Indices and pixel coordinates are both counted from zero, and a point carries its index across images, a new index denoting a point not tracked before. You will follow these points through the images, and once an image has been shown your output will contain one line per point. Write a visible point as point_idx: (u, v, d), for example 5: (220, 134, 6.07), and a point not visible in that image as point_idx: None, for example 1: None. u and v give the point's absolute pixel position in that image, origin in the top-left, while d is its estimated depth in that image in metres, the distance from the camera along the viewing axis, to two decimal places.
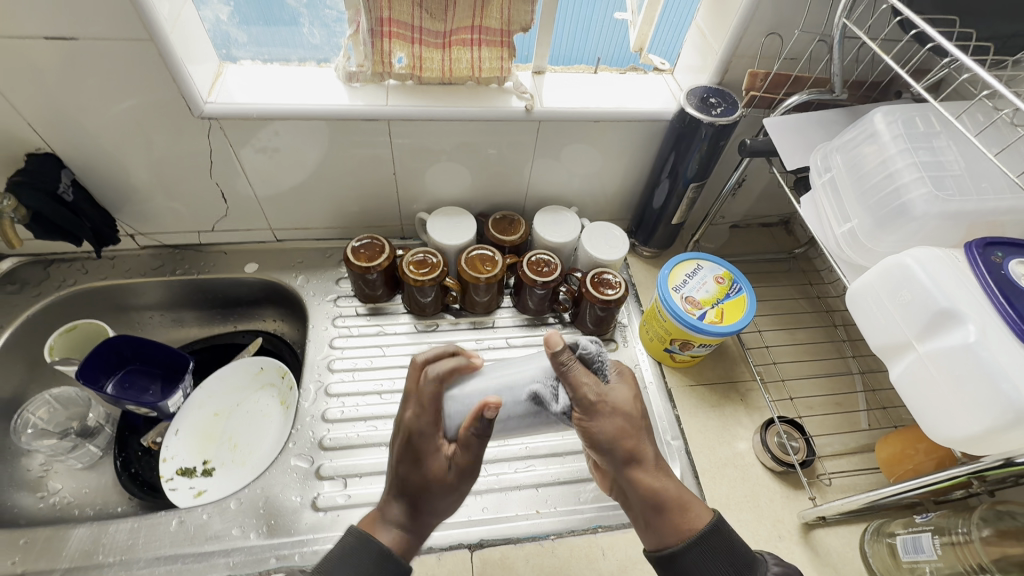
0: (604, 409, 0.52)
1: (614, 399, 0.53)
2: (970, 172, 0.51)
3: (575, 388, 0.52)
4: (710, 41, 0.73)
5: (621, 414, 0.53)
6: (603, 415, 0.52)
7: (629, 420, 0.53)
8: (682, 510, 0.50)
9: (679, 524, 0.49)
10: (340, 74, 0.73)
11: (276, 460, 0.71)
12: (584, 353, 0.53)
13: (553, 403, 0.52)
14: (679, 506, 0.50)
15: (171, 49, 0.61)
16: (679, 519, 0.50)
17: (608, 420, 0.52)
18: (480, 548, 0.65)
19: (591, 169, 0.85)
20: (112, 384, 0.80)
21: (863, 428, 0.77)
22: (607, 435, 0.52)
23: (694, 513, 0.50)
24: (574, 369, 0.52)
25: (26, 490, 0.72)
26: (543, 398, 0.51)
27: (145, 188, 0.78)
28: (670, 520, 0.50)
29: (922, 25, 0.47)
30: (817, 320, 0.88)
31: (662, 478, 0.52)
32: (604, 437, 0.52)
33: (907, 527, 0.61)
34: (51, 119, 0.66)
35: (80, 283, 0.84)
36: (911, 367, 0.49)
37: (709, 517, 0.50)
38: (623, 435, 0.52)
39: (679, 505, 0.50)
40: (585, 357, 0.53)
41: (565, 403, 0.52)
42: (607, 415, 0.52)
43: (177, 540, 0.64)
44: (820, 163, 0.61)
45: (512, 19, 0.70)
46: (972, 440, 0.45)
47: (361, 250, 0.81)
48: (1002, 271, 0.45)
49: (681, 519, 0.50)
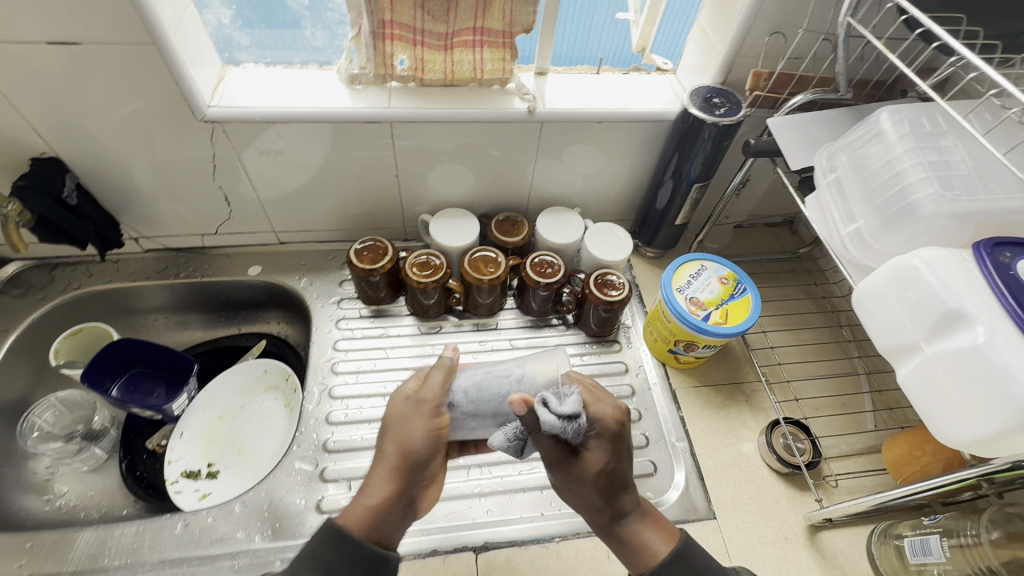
0: (573, 471, 0.49)
1: (585, 463, 0.48)
2: (977, 171, 0.51)
3: (539, 444, 0.49)
4: (713, 41, 0.72)
5: (591, 474, 0.48)
6: (570, 476, 0.49)
7: (601, 480, 0.49)
8: (643, 557, 0.49)
9: (637, 561, 0.49)
10: (342, 77, 0.73)
11: (280, 463, 0.71)
12: (559, 421, 0.47)
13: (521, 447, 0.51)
14: (635, 547, 0.49)
15: (174, 53, 0.61)
16: (639, 557, 0.49)
17: (576, 479, 0.49)
18: (484, 551, 0.65)
19: (593, 170, 0.85)
20: (116, 387, 0.80)
21: (869, 429, 0.76)
22: (575, 487, 0.50)
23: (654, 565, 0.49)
24: (540, 432, 0.48)
25: (33, 493, 0.73)
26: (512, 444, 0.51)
27: (149, 191, 0.78)
28: (631, 560, 0.50)
29: (929, 24, 0.47)
30: (822, 321, 0.88)
31: (629, 528, 0.50)
32: (571, 487, 0.50)
33: (915, 529, 0.61)
34: (55, 123, 0.66)
35: (84, 286, 0.84)
36: (918, 368, 0.49)
37: (668, 549, 0.49)
38: (596, 494, 0.49)
39: (639, 548, 0.49)
40: (553, 435, 0.46)
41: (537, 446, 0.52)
42: (575, 476, 0.49)
43: (182, 543, 0.64)
44: (825, 163, 0.61)
45: (515, 21, 0.70)
46: (982, 442, 0.44)
47: (365, 253, 0.81)
48: (1011, 271, 0.45)
49: (643, 569, 0.49)
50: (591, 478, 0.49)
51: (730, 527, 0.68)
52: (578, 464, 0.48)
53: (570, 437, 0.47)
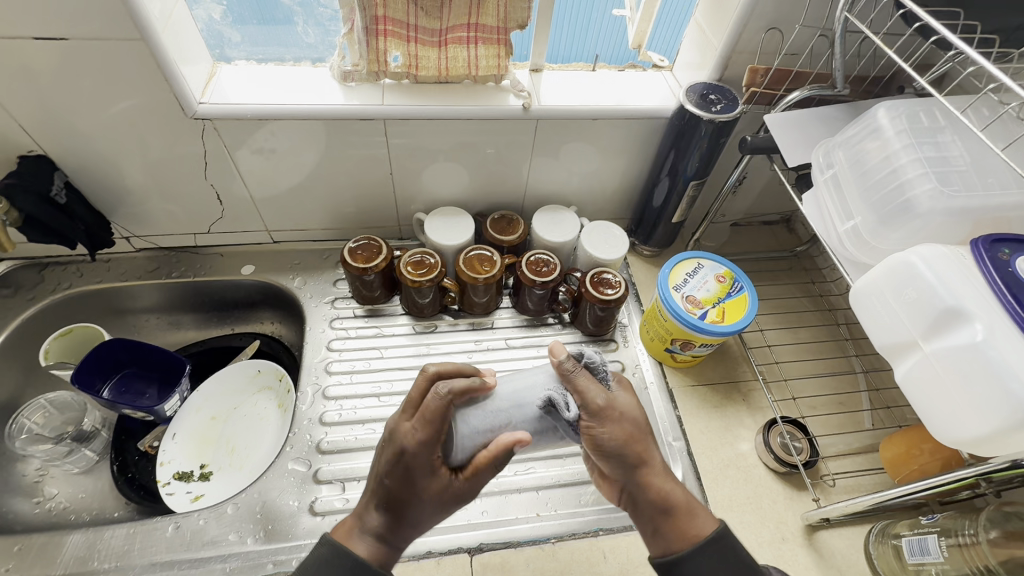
0: (613, 413, 0.52)
1: (619, 403, 0.53)
2: (976, 167, 0.50)
3: (576, 394, 0.52)
4: (709, 37, 0.72)
5: (625, 416, 0.53)
6: (612, 420, 0.52)
7: (635, 426, 0.53)
8: (689, 517, 0.51)
9: (685, 531, 0.50)
10: (335, 74, 0.72)
11: (273, 464, 0.70)
12: (589, 362, 0.53)
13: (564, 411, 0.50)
14: (682, 513, 0.51)
15: (162, 48, 0.60)
16: (686, 525, 0.50)
17: (616, 427, 0.52)
18: (480, 552, 0.64)
19: (589, 168, 0.84)
20: (108, 388, 0.79)
21: (867, 428, 0.76)
22: (615, 440, 0.52)
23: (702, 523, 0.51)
24: (575, 376, 0.52)
25: (23, 496, 0.72)
26: (556, 404, 0.50)
27: (140, 190, 0.77)
28: (676, 524, 0.51)
29: (926, 18, 0.46)
30: (819, 319, 0.88)
31: (667, 483, 0.52)
32: (611, 442, 0.52)
33: (913, 528, 0.60)
34: (42, 120, 0.65)
35: (75, 286, 0.83)
36: (916, 366, 0.48)
37: (713, 527, 0.50)
38: (630, 443, 0.52)
39: (685, 510, 0.51)
40: (588, 367, 0.53)
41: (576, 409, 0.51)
42: (616, 420, 0.52)
43: (173, 545, 0.63)
44: (822, 160, 0.60)
45: (509, 16, 0.69)
46: (980, 441, 0.44)
47: (359, 251, 0.80)
48: (1010, 268, 0.44)
49: (685, 527, 0.50)
50: (627, 423, 0.52)
51: (727, 528, 0.67)
52: (615, 404, 0.52)
53: (601, 377, 0.54)
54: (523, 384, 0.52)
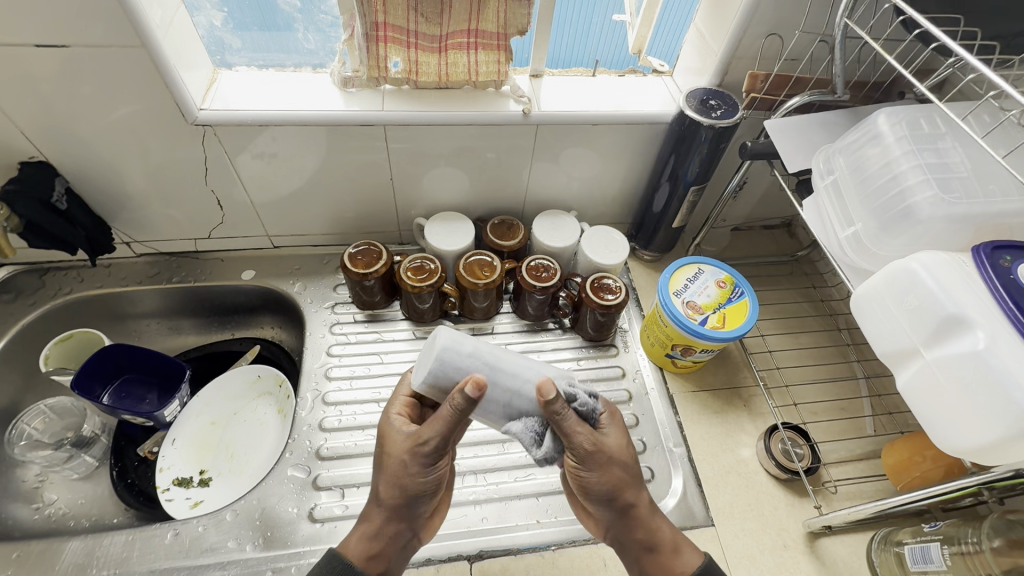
0: (604, 456, 0.52)
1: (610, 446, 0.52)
2: (977, 174, 0.50)
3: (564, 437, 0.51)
4: (709, 42, 0.72)
5: (616, 458, 0.53)
6: (601, 465, 0.52)
7: (625, 468, 0.53)
8: (673, 555, 0.53)
9: (670, 568, 0.52)
10: (335, 80, 0.72)
11: (273, 470, 0.70)
12: (579, 407, 0.52)
13: (534, 447, 0.51)
14: (670, 550, 0.53)
15: (163, 54, 0.60)
16: (671, 562, 0.52)
17: (605, 471, 0.52)
18: (480, 560, 0.64)
19: (590, 173, 0.84)
20: (108, 394, 0.79)
21: (869, 434, 0.75)
22: (603, 482, 0.52)
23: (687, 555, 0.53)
24: (566, 421, 0.50)
25: (22, 501, 0.72)
26: (524, 441, 0.50)
27: (140, 196, 0.77)
28: (661, 563, 0.52)
29: (926, 25, 0.46)
30: (820, 324, 0.87)
31: (656, 524, 0.54)
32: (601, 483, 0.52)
33: (915, 536, 0.60)
34: (43, 126, 0.65)
35: (75, 291, 0.83)
36: (918, 374, 0.48)
37: (698, 561, 0.53)
38: (620, 484, 0.53)
39: (672, 548, 0.53)
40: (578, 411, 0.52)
41: (547, 448, 0.51)
42: (606, 463, 0.52)
43: (172, 552, 0.63)
44: (823, 166, 0.60)
45: (509, 23, 0.69)
46: (983, 449, 0.43)
47: (359, 257, 0.80)
48: (1011, 275, 0.44)
49: (668, 564, 0.52)
50: (618, 467, 0.53)
51: (728, 535, 0.67)
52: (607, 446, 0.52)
53: (590, 420, 0.53)
54: (512, 372, 0.53)
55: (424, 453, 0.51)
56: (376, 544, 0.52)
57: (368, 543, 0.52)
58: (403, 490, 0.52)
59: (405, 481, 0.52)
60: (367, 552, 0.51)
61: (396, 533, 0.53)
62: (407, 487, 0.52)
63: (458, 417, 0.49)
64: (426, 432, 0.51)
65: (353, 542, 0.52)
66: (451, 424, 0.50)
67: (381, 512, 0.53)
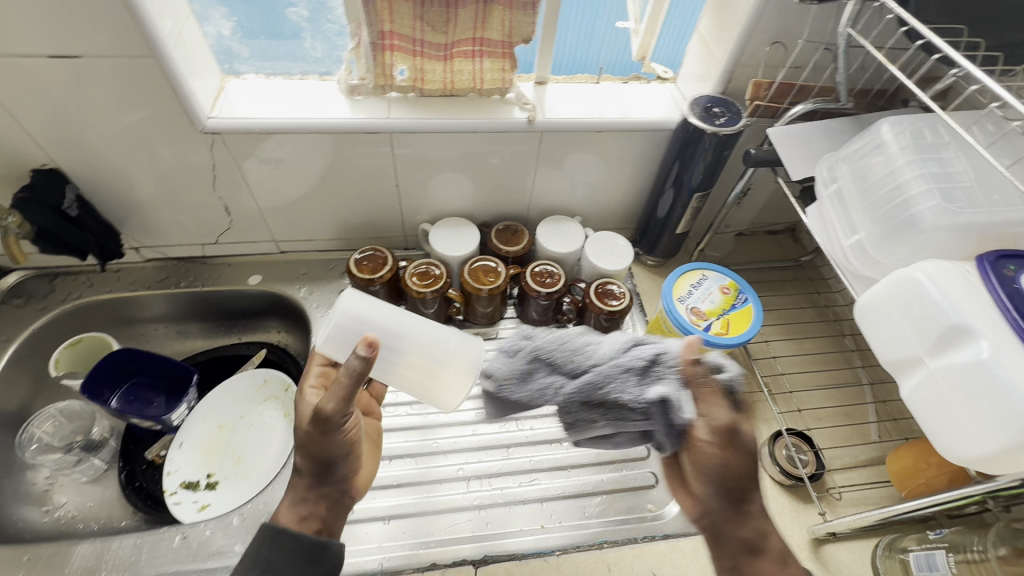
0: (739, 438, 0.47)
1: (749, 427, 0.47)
2: (980, 183, 0.50)
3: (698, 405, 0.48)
4: (713, 50, 0.72)
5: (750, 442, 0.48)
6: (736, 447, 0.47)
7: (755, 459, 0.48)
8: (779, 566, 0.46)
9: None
10: (342, 88, 0.73)
11: (279, 474, 0.71)
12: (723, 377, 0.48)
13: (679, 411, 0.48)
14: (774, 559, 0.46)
15: (172, 65, 0.61)
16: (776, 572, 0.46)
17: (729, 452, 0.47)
18: (484, 564, 0.64)
19: (594, 178, 0.85)
20: (116, 398, 0.80)
21: (873, 440, 0.75)
22: (734, 464, 0.47)
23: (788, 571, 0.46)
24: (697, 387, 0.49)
25: (32, 504, 0.73)
26: (672, 404, 0.48)
27: (149, 202, 0.78)
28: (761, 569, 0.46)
29: (930, 35, 0.47)
30: (825, 330, 0.87)
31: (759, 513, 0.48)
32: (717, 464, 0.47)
33: (920, 543, 0.60)
34: (54, 134, 0.66)
35: (85, 296, 0.84)
36: (922, 383, 0.48)
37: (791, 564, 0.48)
38: (740, 474, 0.47)
39: (780, 559, 0.46)
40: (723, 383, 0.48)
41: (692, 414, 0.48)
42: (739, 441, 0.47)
43: (180, 556, 0.64)
44: (826, 174, 0.60)
45: (514, 31, 0.70)
46: (988, 459, 0.43)
47: (364, 262, 0.81)
48: (1015, 284, 0.45)
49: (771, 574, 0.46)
50: (737, 462, 0.47)
51: None
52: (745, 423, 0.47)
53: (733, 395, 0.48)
54: (419, 343, 0.56)
55: (325, 421, 0.48)
56: (307, 505, 0.53)
57: (302, 506, 0.53)
58: (318, 451, 0.51)
59: (314, 448, 0.51)
60: (305, 515, 0.53)
61: (322, 499, 0.54)
62: (318, 454, 0.52)
63: (353, 379, 0.47)
64: (323, 401, 0.48)
65: (287, 510, 0.53)
66: (348, 388, 0.47)
67: (304, 479, 0.53)
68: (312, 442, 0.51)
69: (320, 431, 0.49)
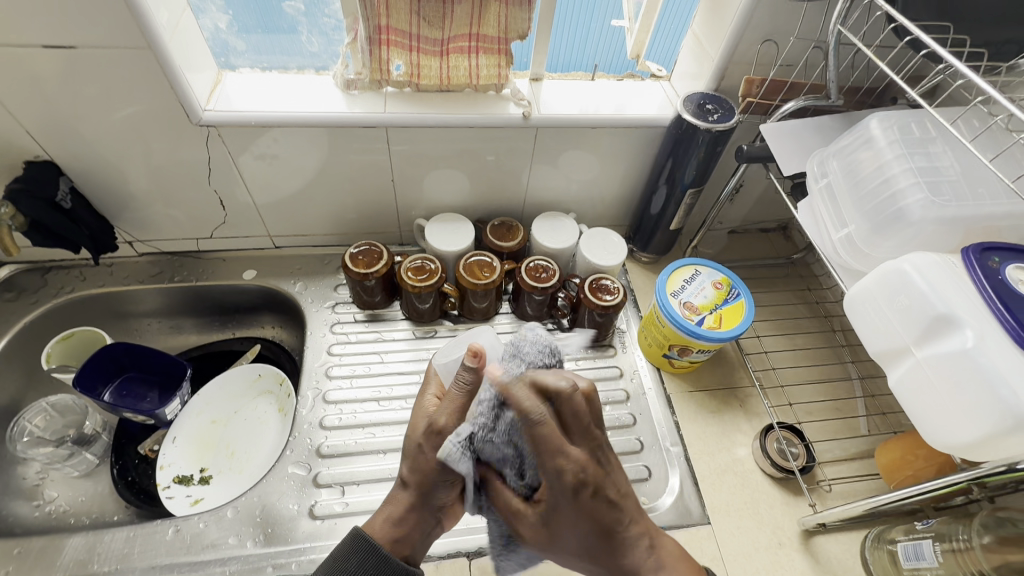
0: (561, 484, 0.46)
1: (577, 468, 0.45)
2: (966, 177, 0.51)
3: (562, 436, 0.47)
4: (706, 48, 0.73)
5: (591, 484, 0.46)
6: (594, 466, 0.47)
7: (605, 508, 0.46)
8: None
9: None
10: (338, 82, 0.73)
11: (274, 468, 0.71)
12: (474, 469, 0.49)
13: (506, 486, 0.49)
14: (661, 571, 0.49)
15: (169, 57, 0.61)
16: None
17: (562, 508, 0.47)
18: (479, 557, 0.64)
19: (588, 175, 0.86)
20: (109, 391, 0.80)
21: (863, 434, 0.76)
22: (562, 517, 0.47)
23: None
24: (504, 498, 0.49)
25: (23, 499, 0.72)
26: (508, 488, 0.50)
27: (143, 195, 0.78)
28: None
29: (916, 32, 0.48)
30: (815, 325, 0.88)
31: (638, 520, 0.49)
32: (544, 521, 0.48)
33: (908, 534, 0.61)
34: (47, 124, 0.66)
35: (77, 290, 0.83)
36: (909, 372, 0.49)
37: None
38: (588, 521, 0.46)
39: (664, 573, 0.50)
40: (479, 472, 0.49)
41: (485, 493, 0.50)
42: (559, 492, 0.46)
43: (173, 549, 0.64)
44: (817, 169, 0.61)
45: (510, 27, 0.70)
46: (972, 445, 0.44)
47: (359, 257, 0.81)
48: (999, 276, 0.45)
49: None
50: (574, 521, 0.47)
51: (724, 533, 0.68)
52: (575, 465, 0.45)
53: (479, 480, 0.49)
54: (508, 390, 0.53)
55: (439, 435, 0.50)
56: (397, 527, 0.52)
57: (393, 528, 0.52)
58: (424, 471, 0.51)
59: (424, 467, 0.51)
60: (392, 536, 0.52)
61: (414, 525, 0.53)
62: (426, 474, 0.51)
63: (468, 391, 0.51)
64: (437, 414, 0.51)
65: (374, 522, 0.53)
66: (461, 401, 0.51)
67: (405, 498, 0.52)
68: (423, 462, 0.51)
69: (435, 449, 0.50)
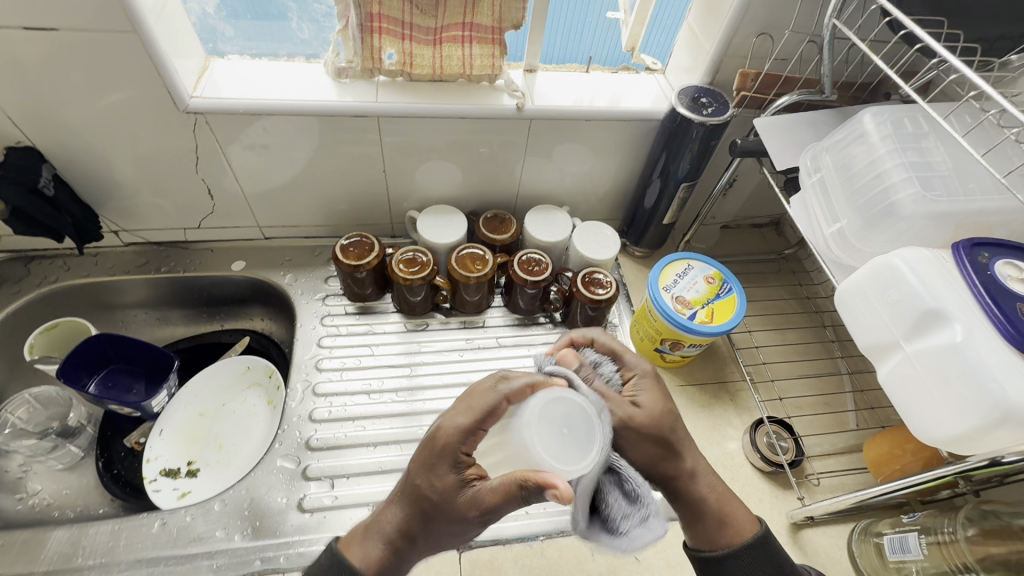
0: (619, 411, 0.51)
1: (642, 371, 0.55)
2: (958, 173, 0.52)
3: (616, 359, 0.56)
4: (701, 41, 0.73)
5: (656, 383, 0.55)
6: (645, 394, 0.53)
7: (671, 405, 0.53)
8: (718, 526, 0.50)
9: (713, 537, 0.50)
10: (329, 70, 0.72)
11: (262, 461, 0.70)
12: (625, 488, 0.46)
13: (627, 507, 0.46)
14: (716, 520, 0.50)
15: (155, 41, 0.60)
16: (714, 533, 0.50)
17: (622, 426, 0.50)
18: (469, 550, 0.64)
19: (582, 168, 0.85)
20: (94, 383, 0.78)
21: (851, 428, 0.77)
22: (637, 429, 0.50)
23: (731, 534, 0.50)
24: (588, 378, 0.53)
25: (5, 492, 0.71)
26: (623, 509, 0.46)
27: (129, 183, 0.76)
28: (712, 528, 0.50)
29: (912, 26, 0.47)
30: (806, 321, 0.89)
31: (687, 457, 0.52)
32: (631, 419, 0.50)
33: (894, 527, 0.61)
34: (29, 109, 0.64)
35: (61, 280, 0.82)
36: (898, 367, 0.49)
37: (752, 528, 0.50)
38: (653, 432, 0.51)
39: (719, 520, 0.50)
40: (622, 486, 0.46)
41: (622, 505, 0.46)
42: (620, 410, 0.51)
43: (159, 543, 0.63)
44: (810, 163, 0.61)
45: (504, 17, 0.70)
46: (959, 439, 0.45)
47: (350, 249, 0.80)
48: (989, 271, 0.46)
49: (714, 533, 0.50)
50: (643, 426, 0.51)
51: None
52: (638, 371, 0.55)
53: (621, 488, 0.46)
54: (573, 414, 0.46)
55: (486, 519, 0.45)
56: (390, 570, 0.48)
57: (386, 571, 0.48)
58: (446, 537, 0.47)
59: (448, 527, 0.46)
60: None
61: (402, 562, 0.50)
62: (445, 528, 0.46)
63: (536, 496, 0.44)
64: (493, 499, 0.43)
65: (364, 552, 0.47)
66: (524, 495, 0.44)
67: (406, 531, 0.47)
68: (450, 531, 0.46)
69: (471, 521, 0.45)
